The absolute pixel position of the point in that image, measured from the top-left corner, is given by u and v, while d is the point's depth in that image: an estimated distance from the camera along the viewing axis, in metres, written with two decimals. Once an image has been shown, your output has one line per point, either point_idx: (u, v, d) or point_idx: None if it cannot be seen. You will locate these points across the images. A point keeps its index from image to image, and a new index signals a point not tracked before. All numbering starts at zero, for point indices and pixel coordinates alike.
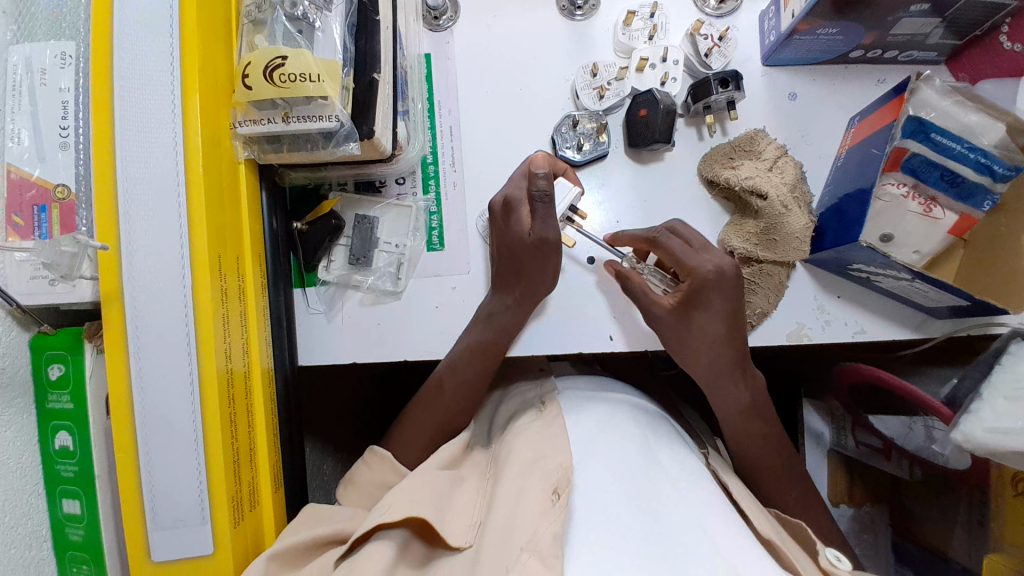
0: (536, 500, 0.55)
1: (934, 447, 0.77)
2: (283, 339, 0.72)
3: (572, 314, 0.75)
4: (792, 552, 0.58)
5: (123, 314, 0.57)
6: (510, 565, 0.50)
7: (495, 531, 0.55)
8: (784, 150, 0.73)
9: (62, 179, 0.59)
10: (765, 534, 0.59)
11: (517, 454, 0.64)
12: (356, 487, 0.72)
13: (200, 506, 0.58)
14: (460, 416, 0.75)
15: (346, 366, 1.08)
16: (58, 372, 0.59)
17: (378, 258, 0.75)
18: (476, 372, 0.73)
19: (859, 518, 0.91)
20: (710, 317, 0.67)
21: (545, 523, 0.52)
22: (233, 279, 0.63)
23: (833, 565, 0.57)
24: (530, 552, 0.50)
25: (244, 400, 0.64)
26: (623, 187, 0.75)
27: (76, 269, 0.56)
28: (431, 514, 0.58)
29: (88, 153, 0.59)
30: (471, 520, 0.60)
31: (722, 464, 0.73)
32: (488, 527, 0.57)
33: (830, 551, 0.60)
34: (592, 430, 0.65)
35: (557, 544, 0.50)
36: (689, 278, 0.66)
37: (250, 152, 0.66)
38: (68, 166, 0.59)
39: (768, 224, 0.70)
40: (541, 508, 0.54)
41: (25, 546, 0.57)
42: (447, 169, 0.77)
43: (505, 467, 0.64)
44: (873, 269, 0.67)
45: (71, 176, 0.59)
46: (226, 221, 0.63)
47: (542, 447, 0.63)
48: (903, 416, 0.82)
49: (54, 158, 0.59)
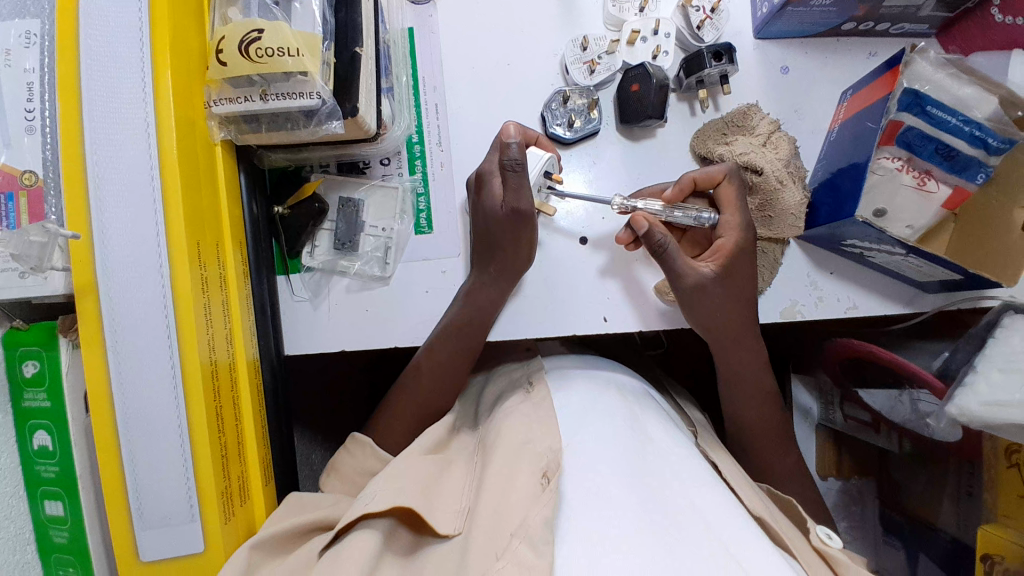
0: (524, 482, 0.55)
1: (920, 421, 0.76)
2: (268, 328, 0.69)
3: (564, 295, 0.73)
4: (783, 530, 0.59)
5: (99, 310, 0.54)
6: (500, 552, 0.50)
7: (485, 516, 0.54)
8: (778, 125, 0.71)
9: (29, 166, 0.55)
10: (756, 511, 0.59)
11: (503, 434, 0.63)
12: (340, 473, 0.71)
13: (188, 504, 0.56)
14: (443, 394, 0.74)
15: (330, 352, 1.05)
16: (33, 369, 0.55)
17: (365, 242, 0.73)
18: (454, 355, 0.72)
19: (847, 491, 0.92)
20: (739, 276, 0.68)
21: (535, 509, 0.52)
22: (213, 267, 0.60)
23: (823, 543, 0.59)
24: (520, 538, 0.50)
25: (231, 393, 0.62)
26: (613, 166, 0.74)
27: (46, 260, 0.53)
28: (417, 503, 0.57)
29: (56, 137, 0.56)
30: (459, 506, 0.59)
31: (709, 440, 0.73)
32: (476, 514, 0.56)
33: (820, 528, 0.62)
34: (582, 411, 0.64)
35: (549, 528, 0.50)
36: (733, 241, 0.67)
37: (227, 133, 0.63)
38: (35, 152, 0.55)
39: (765, 201, 0.69)
40: (531, 492, 0.54)
41: (7, 551, 0.54)
42: (435, 149, 0.74)
43: (493, 451, 0.62)
44: (868, 245, 0.66)
45: (38, 162, 0.55)
46: (205, 207, 0.60)
47: (529, 431, 0.62)
48: (891, 389, 0.81)
49: (20, 143, 0.55)
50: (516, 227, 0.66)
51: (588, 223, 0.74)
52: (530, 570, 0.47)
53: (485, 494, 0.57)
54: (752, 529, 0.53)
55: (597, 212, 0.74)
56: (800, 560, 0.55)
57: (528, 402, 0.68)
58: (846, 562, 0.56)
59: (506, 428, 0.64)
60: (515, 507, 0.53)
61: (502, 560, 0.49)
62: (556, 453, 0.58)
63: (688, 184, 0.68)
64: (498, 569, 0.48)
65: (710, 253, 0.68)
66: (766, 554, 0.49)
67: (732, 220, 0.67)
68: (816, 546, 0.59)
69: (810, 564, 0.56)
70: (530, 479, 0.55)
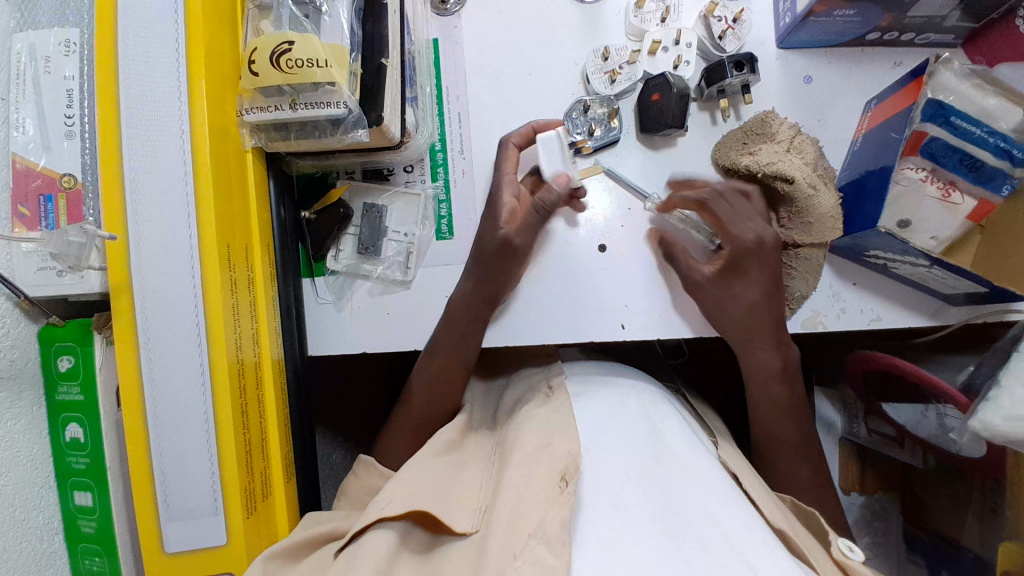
0: (541, 484, 0.56)
1: (947, 435, 0.75)
2: (293, 329, 0.71)
3: (583, 302, 0.74)
4: (804, 542, 0.58)
5: (133, 307, 0.56)
6: (518, 552, 0.50)
7: (500, 516, 0.55)
8: (799, 129, 0.70)
9: (69, 168, 0.58)
10: (777, 523, 0.59)
11: (523, 436, 0.63)
12: (348, 496, 0.71)
13: (213, 496, 0.58)
14: (446, 396, 0.73)
15: (358, 354, 1.07)
16: (68, 364, 0.58)
17: (388, 247, 0.74)
18: (449, 359, 0.72)
19: (870, 506, 0.90)
20: (751, 285, 0.68)
21: (553, 512, 0.52)
22: (241, 268, 0.62)
23: (844, 555, 0.58)
24: (538, 538, 0.51)
25: (255, 390, 0.64)
26: (633, 175, 0.74)
27: (84, 260, 0.55)
28: (432, 505, 0.58)
29: (95, 141, 0.59)
30: (475, 506, 0.59)
31: (728, 450, 0.72)
32: (494, 512, 0.56)
33: (842, 541, 0.61)
34: (599, 420, 0.64)
35: (567, 531, 0.50)
36: (728, 246, 0.68)
37: (257, 140, 0.65)
38: (74, 155, 0.58)
39: (799, 208, 0.67)
40: (547, 495, 0.54)
41: (36, 539, 0.56)
42: (457, 156, 0.75)
43: (514, 451, 0.63)
44: (890, 256, 0.66)
45: (78, 165, 0.58)
46: (235, 210, 0.62)
47: (548, 435, 0.63)
48: (916, 401, 0.81)
49: (60, 147, 0.58)
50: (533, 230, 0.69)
51: (608, 231, 0.74)
52: (547, 571, 0.48)
53: (503, 495, 0.57)
54: (768, 536, 0.53)
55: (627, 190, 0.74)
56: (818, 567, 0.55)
57: (547, 405, 0.68)
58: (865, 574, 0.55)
59: (524, 430, 0.64)
60: (532, 512, 0.53)
61: (520, 559, 0.49)
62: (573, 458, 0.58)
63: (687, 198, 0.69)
64: (515, 568, 0.49)
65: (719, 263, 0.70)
66: (781, 557, 0.49)
67: (743, 232, 0.68)
68: (837, 558, 0.58)
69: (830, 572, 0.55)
70: (547, 483, 0.56)
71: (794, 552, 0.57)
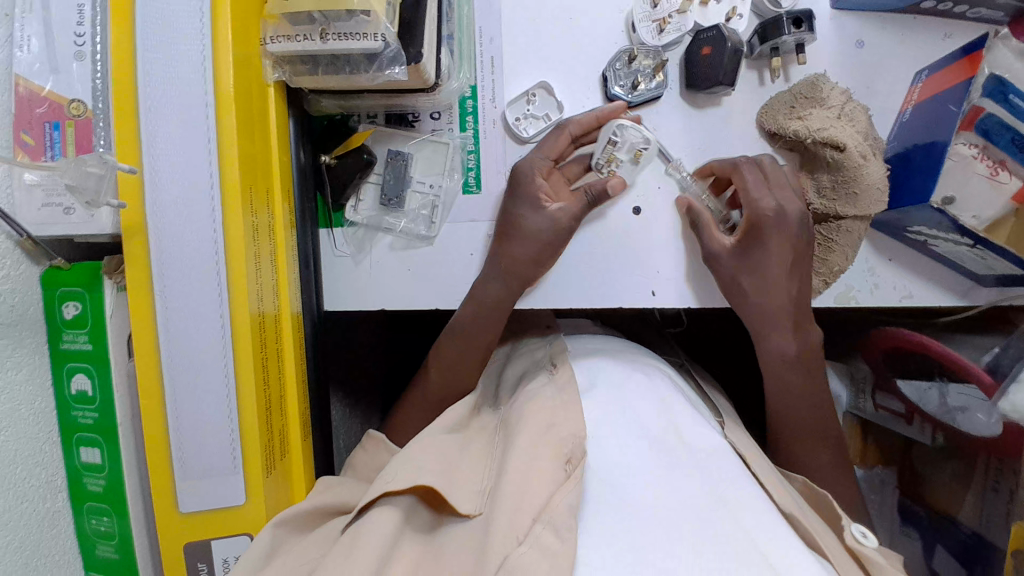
0: (545, 463, 0.54)
1: (954, 413, 0.78)
2: (310, 281, 0.67)
3: (612, 267, 0.72)
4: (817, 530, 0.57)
5: (147, 247, 0.52)
6: (522, 538, 0.48)
7: (506, 497, 0.52)
8: (849, 96, 0.68)
9: (78, 94, 0.52)
10: (788, 508, 0.58)
11: (527, 417, 0.61)
12: (357, 471, 0.68)
13: (232, 455, 0.54)
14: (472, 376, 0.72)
15: (360, 313, 1.04)
16: (75, 310, 0.53)
17: (411, 199, 0.70)
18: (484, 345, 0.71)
19: (869, 479, 0.92)
20: (772, 254, 0.65)
21: (560, 494, 0.50)
22: (262, 213, 0.58)
23: (857, 542, 0.58)
24: (543, 524, 0.48)
25: (275, 345, 0.60)
26: (674, 135, 0.72)
27: (101, 197, 0.50)
28: (437, 481, 0.55)
29: (106, 65, 0.53)
30: (480, 487, 0.56)
31: (734, 428, 0.72)
32: (499, 494, 0.53)
33: (854, 526, 0.60)
34: (612, 401, 0.61)
35: (572, 516, 0.49)
36: (752, 212, 0.65)
37: (279, 73, 0.59)
38: (84, 80, 0.52)
39: (846, 177, 0.65)
40: (552, 478, 0.52)
41: (38, 498, 0.52)
42: (488, 105, 0.71)
43: (516, 436, 0.59)
44: (932, 232, 0.65)
45: (87, 91, 0.52)
46: (256, 150, 0.57)
47: (553, 414, 0.60)
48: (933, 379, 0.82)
49: (68, 69, 0.52)
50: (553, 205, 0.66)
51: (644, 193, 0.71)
52: (552, 557, 0.46)
53: (508, 473, 0.54)
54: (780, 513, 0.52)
55: (627, 130, 0.67)
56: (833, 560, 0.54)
57: (553, 383, 0.66)
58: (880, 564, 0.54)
59: (530, 408, 0.62)
60: (536, 490, 0.51)
61: (524, 545, 0.47)
62: (580, 438, 0.56)
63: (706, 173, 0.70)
64: (520, 554, 0.47)
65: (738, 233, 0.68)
66: (795, 549, 0.49)
67: (756, 195, 0.65)
68: (849, 545, 0.58)
69: (842, 562, 0.54)
70: (552, 464, 0.54)
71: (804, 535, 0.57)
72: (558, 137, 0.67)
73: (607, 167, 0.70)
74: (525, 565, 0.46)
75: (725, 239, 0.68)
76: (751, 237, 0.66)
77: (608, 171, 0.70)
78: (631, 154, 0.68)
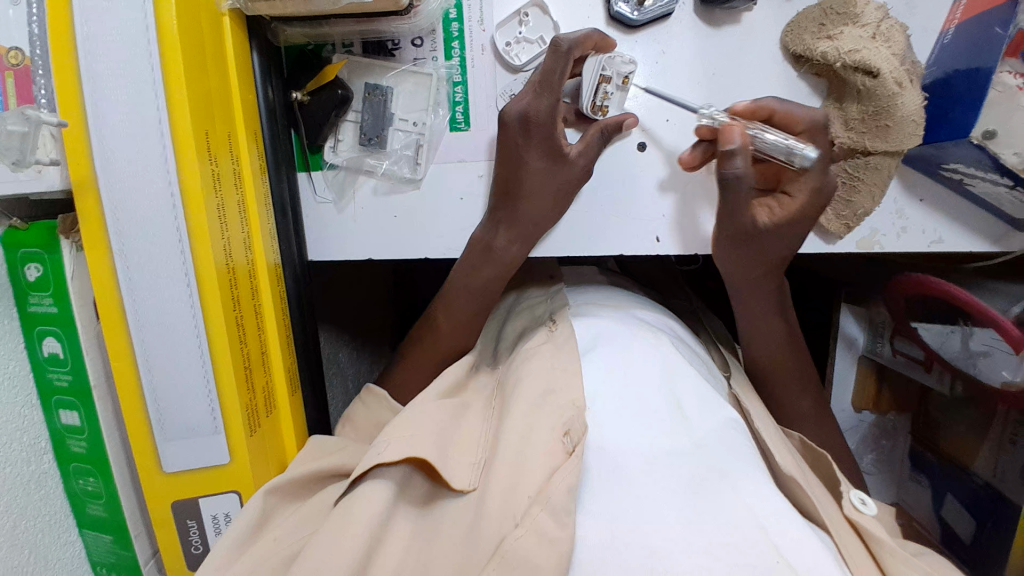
0: (543, 437, 0.51)
1: (973, 358, 0.74)
2: (289, 231, 0.64)
3: (613, 212, 0.67)
4: (815, 494, 0.55)
5: (100, 204, 0.48)
6: (520, 519, 0.47)
7: (502, 470, 0.51)
8: (887, 12, 0.59)
9: (16, 42, 0.48)
10: (787, 471, 0.55)
11: (522, 381, 0.58)
12: (354, 425, 0.68)
13: (212, 416, 0.53)
14: (462, 333, 0.68)
15: (366, 260, 1.02)
16: (37, 272, 0.50)
17: (394, 138, 0.65)
18: (474, 312, 0.68)
19: (881, 424, 0.89)
20: (790, 239, 0.61)
21: (559, 475, 0.48)
22: (225, 161, 0.53)
23: (856, 511, 0.55)
24: (541, 505, 0.46)
25: (251, 300, 0.57)
26: (685, 59, 0.63)
27: (30, 153, 0.46)
28: (433, 456, 0.52)
29: (41, 6, 0.47)
30: (475, 458, 0.54)
31: (741, 382, 0.69)
32: (494, 465, 0.52)
33: (854, 492, 0.57)
34: (615, 363, 0.57)
35: (572, 499, 0.46)
36: (806, 201, 0.59)
37: (234, 1, 0.54)
38: (20, 23, 0.48)
39: (877, 108, 0.58)
40: (550, 452, 0.50)
41: (22, 461, 0.52)
42: (475, 28, 0.63)
43: (511, 403, 0.57)
44: (970, 171, 0.58)
45: (25, 37, 0.48)
46: (212, 90, 0.52)
47: (552, 376, 0.57)
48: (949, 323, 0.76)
49: (4, 14, 0.48)
50: (554, 146, 0.60)
51: (648, 127, 0.65)
52: (553, 542, 0.45)
53: (503, 444, 0.53)
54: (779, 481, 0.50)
55: (614, 59, 0.60)
56: (835, 537, 0.52)
57: (552, 339, 0.63)
58: (883, 540, 0.52)
59: (525, 373, 0.59)
60: (533, 468, 0.49)
61: (522, 527, 0.46)
62: (580, 408, 0.53)
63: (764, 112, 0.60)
64: (518, 538, 0.45)
65: (770, 207, 0.61)
66: (795, 525, 0.48)
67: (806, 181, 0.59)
68: (847, 516, 0.55)
69: (844, 540, 0.52)
70: (551, 438, 0.51)
71: (807, 510, 0.55)
72: (554, 63, 0.57)
73: (600, 105, 0.62)
74: (522, 549, 0.45)
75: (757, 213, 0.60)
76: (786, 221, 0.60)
77: (601, 109, 0.63)
78: (621, 83, 0.61)
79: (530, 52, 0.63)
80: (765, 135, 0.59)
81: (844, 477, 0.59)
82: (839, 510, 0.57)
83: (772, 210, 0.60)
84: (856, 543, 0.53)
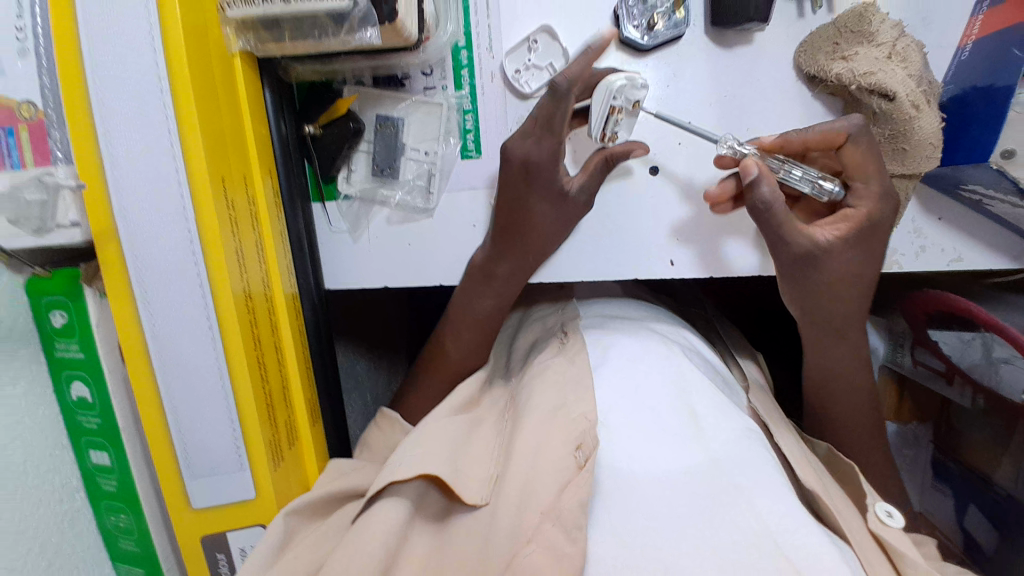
0: (553, 451, 0.51)
1: (993, 364, 0.73)
2: (306, 262, 0.64)
3: (629, 234, 0.67)
4: (840, 511, 0.54)
5: (122, 255, 0.49)
6: (530, 535, 0.46)
7: (512, 486, 0.50)
8: (903, 30, 0.57)
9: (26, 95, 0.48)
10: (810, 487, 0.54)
11: (534, 398, 0.58)
12: (371, 451, 0.67)
13: (237, 452, 0.54)
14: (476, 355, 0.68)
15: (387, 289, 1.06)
16: (62, 320, 0.51)
17: (406, 168, 0.65)
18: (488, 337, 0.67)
19: (903, 433, 0.89)
20: (860, 259, 0.58)
21: (570, 491, 0.47)
22: (241, 200, 0.54)
23: (881, 525, 0.53)
24: (552, 521, 0.46)
25: (270, 334, 0.58)
26: (696, 80, 0.63)
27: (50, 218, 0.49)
28: (446, 472, 0.52)
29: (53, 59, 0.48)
30: (486, 473, 0.54)
31: (759, 393, 0.68)
32: (506, 484, 0.51)
33: (880, 505, 0.55)
34: (626, 381, 0.56)
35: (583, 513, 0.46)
36: (869, 210, 0.57)
37: (245, 42, 0.54)
38: (32, 78, 0.48)
39: (894, 130, 0.57)
40: (561, 466, 0.49)
41: (56, 500, 0.53)
42: (484, 55, 0.63)
43: (524, 416, 0.57)
44: (990, 192, 0.57)
45: (36, 91, 0.48)
46: (226, 131, 0.53)
47: (563, 391, 0.57)
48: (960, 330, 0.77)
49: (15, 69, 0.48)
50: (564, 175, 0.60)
51: (660, 150, 0.65)
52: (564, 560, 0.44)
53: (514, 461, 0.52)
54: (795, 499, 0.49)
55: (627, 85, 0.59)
56: (856, 549, 0.50)
57: (563, 353, 0.64)
58: (907, 557, 0.50)
59: (538, 389, 0.59)
60: (544, 482, 0.49)
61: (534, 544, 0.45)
62: (592, 422, 0.52)
63: (796, 146, 0.58)
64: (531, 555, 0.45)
65: (835, 224, 0.58)
66: (815, 535, 0.46)
67: (868, 187, 0.58)
68: (872, 530, 0.53)
69: (866, 553, 0.51)
70: (560, 453, 0.50)
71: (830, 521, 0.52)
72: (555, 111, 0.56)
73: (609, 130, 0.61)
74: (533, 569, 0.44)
75: (820, 232, 0.58)
76: (855, 237, 0.57)
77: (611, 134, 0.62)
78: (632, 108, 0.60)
79: (542, 80, 0.62)
80: (793, 174, 0.60)
81: (868, 487, 0.58)
82: (867, 527, 0.55)
83: (838, 227, 0.58)
84: (880, 559, 0.52)
